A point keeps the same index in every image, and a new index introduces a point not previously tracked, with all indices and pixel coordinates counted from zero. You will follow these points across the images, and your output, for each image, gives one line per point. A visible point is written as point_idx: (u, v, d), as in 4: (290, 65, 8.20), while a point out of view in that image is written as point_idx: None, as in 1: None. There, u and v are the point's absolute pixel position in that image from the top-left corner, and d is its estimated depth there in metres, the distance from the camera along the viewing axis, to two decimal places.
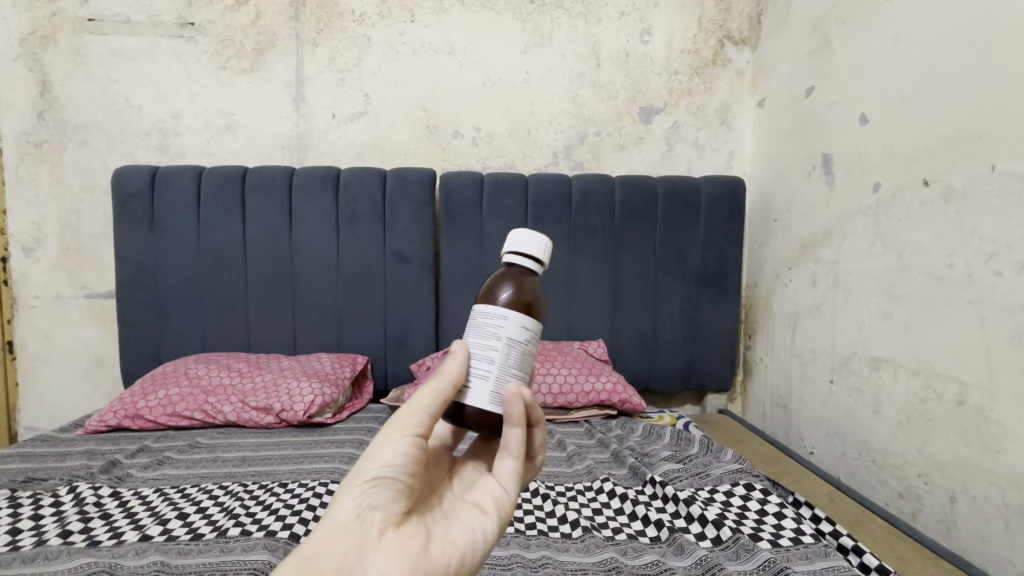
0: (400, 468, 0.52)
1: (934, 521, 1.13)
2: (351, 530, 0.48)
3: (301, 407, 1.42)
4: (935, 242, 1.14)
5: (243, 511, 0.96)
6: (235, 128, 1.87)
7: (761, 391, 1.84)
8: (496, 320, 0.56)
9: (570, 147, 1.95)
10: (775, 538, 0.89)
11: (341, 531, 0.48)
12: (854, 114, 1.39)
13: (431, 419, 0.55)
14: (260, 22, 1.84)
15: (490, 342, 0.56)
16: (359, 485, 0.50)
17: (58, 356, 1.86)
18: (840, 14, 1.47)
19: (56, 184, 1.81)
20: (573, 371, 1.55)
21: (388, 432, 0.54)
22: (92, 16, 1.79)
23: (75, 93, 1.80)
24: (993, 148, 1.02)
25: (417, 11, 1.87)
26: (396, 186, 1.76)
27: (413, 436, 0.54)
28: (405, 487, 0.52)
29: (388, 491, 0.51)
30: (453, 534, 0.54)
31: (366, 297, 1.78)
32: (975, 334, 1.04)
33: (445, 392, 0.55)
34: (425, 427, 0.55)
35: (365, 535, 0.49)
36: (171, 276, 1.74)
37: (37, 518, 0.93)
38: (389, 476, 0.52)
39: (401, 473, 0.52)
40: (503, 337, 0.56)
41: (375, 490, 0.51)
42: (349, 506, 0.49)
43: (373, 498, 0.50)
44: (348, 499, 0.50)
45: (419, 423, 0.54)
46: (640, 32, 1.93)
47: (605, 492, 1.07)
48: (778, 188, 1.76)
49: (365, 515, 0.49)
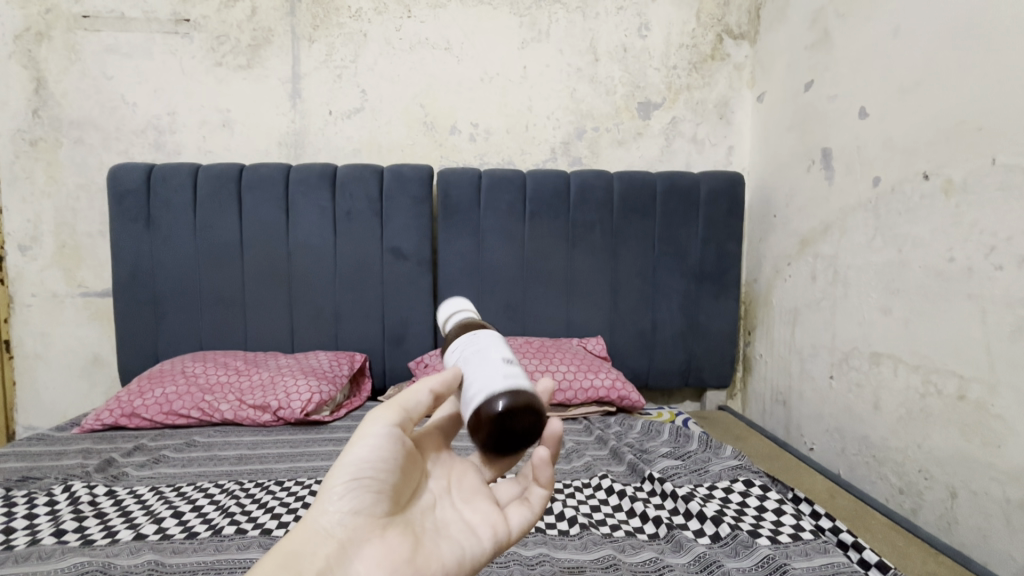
0: (378, 466, 0.53)
1: (934, 517, 1.12)
2: (332, 536, 0.50)
3: (299, 404, 1.42)
4: (934, 236, 1.13)
5: (238, 510, 0.95)
6: (231, 126, 1.86)
7: (761, 387, 1.84)
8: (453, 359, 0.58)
9: (569, 143, 1.94)
10: (774, 534, 0.89)
11: (323, 533, 0.50)
12: (854, 108, 1.38)
13: (409, 412, 0.55)
14: (255, 18, 1.83)
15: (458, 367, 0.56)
16: (337, 487, 0.51)
17: (55, 355, 1.86)
18: (838, 8, 1.46)
19: (52, 182, 1.81)
20: (572, 367, 1.55)
21: (365, 426, 0.54)
22: (87, 12, 1.77)
23: (69, 90, 1.79)
24: (993, 140, 1.01)
25: (413, 6, 1.86)
26: (393, 183, 1.75)
27: (391, 431, 0.54)
28: (387, 486, 0.53)
29: (369, 493, 0.52)
30: (441, 547, 0.54)
31: (364, 294, 1.77)
32: (975, 328, 1.03)
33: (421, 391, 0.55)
34: (405, 421, 0.55)
35: (347, 540, 0.50)
36: (168, 274, 1.73)
37: (30, 517, 0.92)
38: (367, 476, 0.52)
39: (380, 472, 0.53)
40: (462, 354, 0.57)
41: (355, 494, 0.51)
42: (332, 508, 0.51)
43: (354, 501, 0.51)
44: (329, 501, 0.51)
45: (396, 418, 0.54)
46: (638, 27, 1.91)
47: (603, 489, 1.06)
48: (778, 183, 1.75)
49: (348, 519, 0.51)
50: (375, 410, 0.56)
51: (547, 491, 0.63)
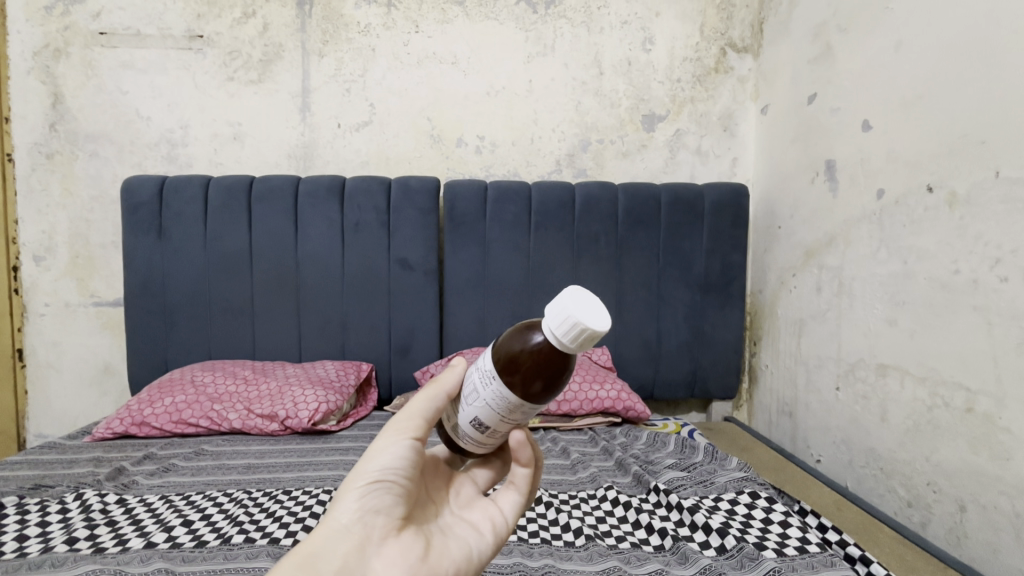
0: (398, 472, 0.54)
1: (944, 531, 1.11)
2: (353, 532, 0.50)
3: (306, 414, 1.43)
4: (939, 247, 1.14)
5: (247, 518, 0.96)
6: (242, 138, 1.89)
7: (767, 398, 1.83)
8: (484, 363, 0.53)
9: (574, 155, 1.96)
10: (780, 547, 0.89)
11: (342, 533, 0.50)
12: (856, 121, 1.40)
13: (429, 422, 0.56)
14: (267, 34, 1.87)
15: (469, 376, 0.54)
16: (358, 489, 0.52)
17: (67, 364, 1.89)
18: (840, 23, 1.48)
19: (67, 194, 1.84)
20: (577, 378, 1.56)
21: (387, 435, 0.54)
22: (104, 29, 1.82)
23: (86, 104, 1.84)
24: (996, 153, 1.01)
25: (421, 22, 1.90)
26: (400, 194, 1.78)
27: (412, 439, 0.55)
28: (406, 490, 0.54)
29: (388, 495, 0.53)
30: (450, 547, 0.55)
31: (371, 304, 1.79)
32: (982, 339, 1.03)
33: (440, 401, 0.55)
34: (424, 431, 0.56)
35: (365, 537, 0.51)
36: (179, 284, 1.76)
37: (43, 525, 0.94)
38: (389, 480, 0.53)
39: (401, 478, 0.54)
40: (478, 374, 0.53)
41: (375, 495, 0.52)
42: (351, 507, 0.51)
43: (373, 502, 0.52)
44: (348, 502, 0.51)
45: (417, 427, 0.55)
46: (642, 41, 1.94)
47: (608, 500, 1.06)
48: (782, 194, 1.76)
49: (366, 519, 0.51)
50: (395, 416, 0.55)
51: (531, 470, 0.62)
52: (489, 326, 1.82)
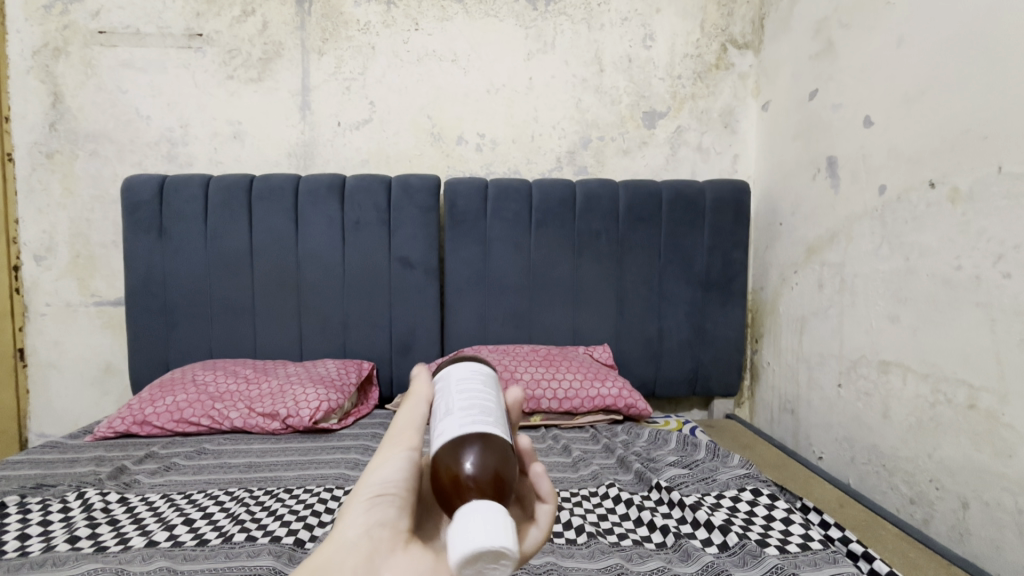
0: (400, 484, 0.53)
1: (946, 528, 1.11)
2: (361, 546, 0.49)
3: (308, 412, 1.43)
4: (942, 243, 1.13)
5: (249, 517, 0.96)
6: (242, 137, 1.89)
7: (769, 395, 1.83)
8: (463, 412, 0.50)
9: (574, 152, 1.95)
10: (783, 544, 0.88)
11: (349, 547, 0.49)
12: (858, 116, 1.39)
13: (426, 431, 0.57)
14: (266, 32, 1.86)
15: (454, 404, 0.52)
16: (362, 502, 0.52)
17: (69, 363, 1.89)
18: (841, 18, 1.47)
19: (67, 194, 1.84)
20: (578, 376, 1.55)
21: (388, 449, 0.55)
22: (103, 28, 1.82)
23: (85, 104, 1.83)
24: (998, 148, 1.01)
25: (421, 19, 1.89)
26: (401, 192, 1.77)
27: (411, 450, 0.55)
28: (409, 501, 0.54)
29: (393, 508, 0.53)
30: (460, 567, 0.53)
31: (372, 302, 1.79)
32: (985, 336, 1.03)
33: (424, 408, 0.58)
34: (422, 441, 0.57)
35: (372, 551, 0.50)
36: (179, 283, 1.75)
37: (45, 523, 0.94)
38: (391, 493, 0.53)
39: (405, 490, 0.53)
40: (454, 411, 0.51)
41: (379, 507, 0.52)
42: (357, 522, 0.50)
43: (377, 515, 0.52)
44: (354, 516, 0.51)
45: (415, 437, 0.56)
46: (643, 37, 1.93)
47: (610, 497, 1.06)
48: (783, 191, 1.76)
49: (372, 532, 0.51)
50: (390, 431, 0.56)
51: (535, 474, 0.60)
52: (490, 324, 1.82)
